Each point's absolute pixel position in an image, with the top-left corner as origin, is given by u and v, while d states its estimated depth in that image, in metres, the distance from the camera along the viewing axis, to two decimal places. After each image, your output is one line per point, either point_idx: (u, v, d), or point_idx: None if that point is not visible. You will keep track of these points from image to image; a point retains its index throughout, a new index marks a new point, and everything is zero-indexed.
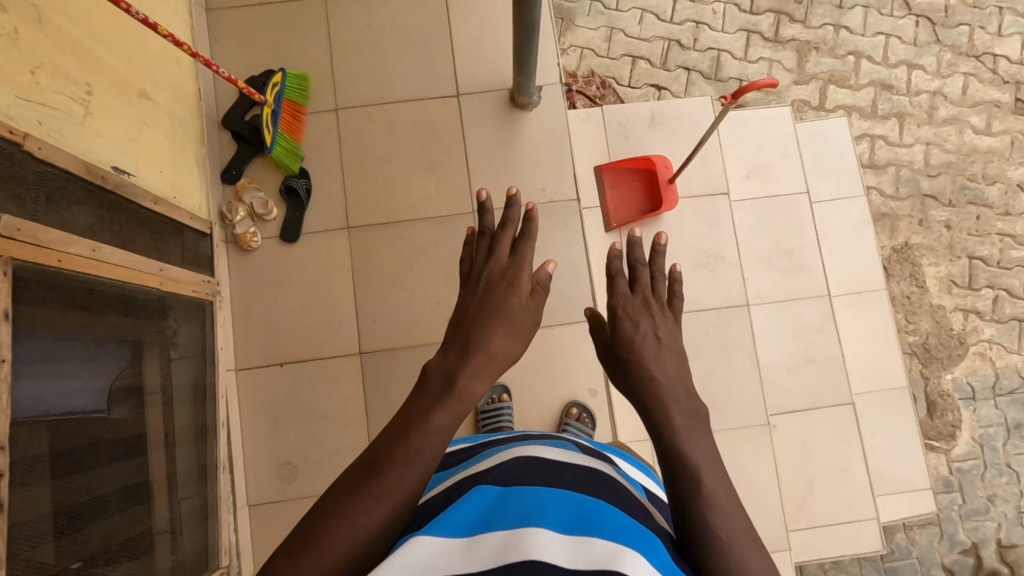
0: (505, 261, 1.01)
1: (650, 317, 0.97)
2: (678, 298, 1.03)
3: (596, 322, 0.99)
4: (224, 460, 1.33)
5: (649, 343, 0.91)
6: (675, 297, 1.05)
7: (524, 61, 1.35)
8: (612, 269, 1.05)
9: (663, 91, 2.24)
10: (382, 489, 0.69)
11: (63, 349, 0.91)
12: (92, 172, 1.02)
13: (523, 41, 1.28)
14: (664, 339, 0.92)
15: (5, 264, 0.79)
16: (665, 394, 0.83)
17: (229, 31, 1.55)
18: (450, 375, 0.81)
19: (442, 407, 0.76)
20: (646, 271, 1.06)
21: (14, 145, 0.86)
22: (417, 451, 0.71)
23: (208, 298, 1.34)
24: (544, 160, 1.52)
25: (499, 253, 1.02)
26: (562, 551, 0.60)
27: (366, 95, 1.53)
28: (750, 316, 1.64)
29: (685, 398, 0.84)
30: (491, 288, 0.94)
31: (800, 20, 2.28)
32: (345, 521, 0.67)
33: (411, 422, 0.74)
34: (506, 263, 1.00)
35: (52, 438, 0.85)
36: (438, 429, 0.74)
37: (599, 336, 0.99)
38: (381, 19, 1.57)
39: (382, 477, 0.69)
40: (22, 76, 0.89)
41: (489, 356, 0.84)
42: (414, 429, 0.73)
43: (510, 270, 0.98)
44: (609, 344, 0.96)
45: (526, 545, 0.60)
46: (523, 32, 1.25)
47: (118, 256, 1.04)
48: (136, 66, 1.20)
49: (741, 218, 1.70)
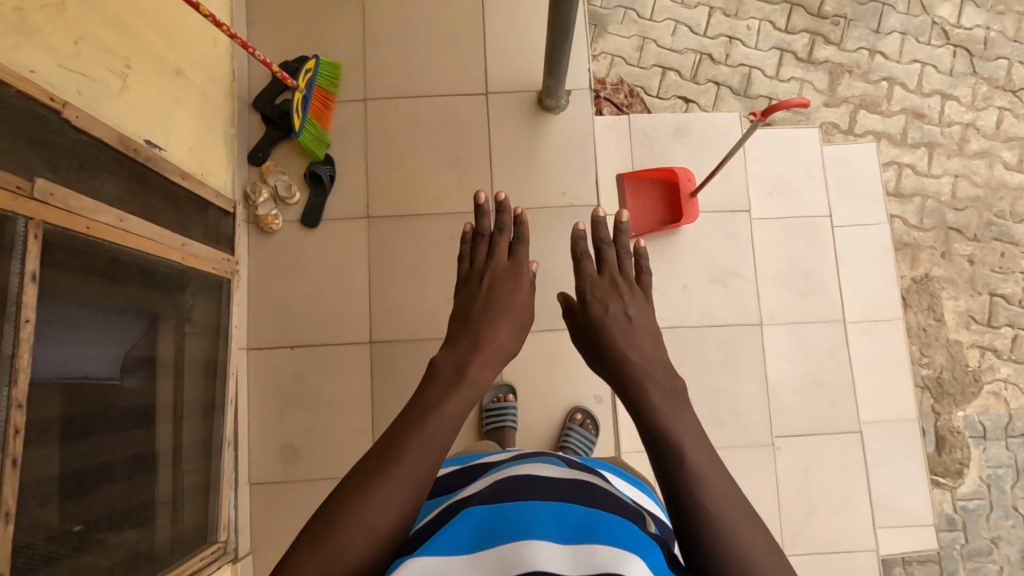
0: (507, 262, 1.13)
1: (620, 297, 1.05)
2: (644, 275, 1.13)
3: (573, 306, 1.07)
4: (230, 437, 1.35)
5: (619, 321, 1.00)
6: (642, 273, 1.15)
7: (556, 64, 1.35)
8: (579, 253, 1.15)
9: (690, 104, 2.23)
10: (396, 474, 0.71)
11: (84, 314, 0.93)
12: (126, 144, 1.04)
13: (556, 43, 1.28)
14: (634, 316, 1.01)
15: (36, 228, 0.81)
16: (638, 366, 0.90)
17: (266, 15, 1.57)
18: (461, 365, 0.87)
19: (453, 394, 0.81)
20: (612, 251, 1.15)
21: (53, 112, 0.88)
22: (429, 438, 0.74)
23: (226, 276, 1.36)
24: (567, 164, 1.52)
25: (498, 255, 1.14)
26: (562, 560, 0.61)
27: (395, 88, 1.55)
28: (763, 337, 1.63)
29: (657, 367, 0.90)
30: (488, 289, 1.05)
31: (835, 42, 2.26)
32: (364, 506, 0.69)
33: (428, 406, 0.79)
34: (507, 264, 1.12)
35: (68, 401, 0.87)
36: (450, 416, 0.78)
37: (575, 320, 1.07)
38: (417, 13, 1.58)
39: (398, 462, 0.72)
40: (66, 46, 0.91)
41: (495, 349, 0.93)
42: (429, 415, 0.77)
43: (504, 272, 1.10)
44: (584, 326, 1.03)
45: (526, 556, 0.60)
46: (558, 34, 1.25)
47: (144, 228, 1.06)
48: (174, 43, 1.22)
49: (760, 237, 1.69)
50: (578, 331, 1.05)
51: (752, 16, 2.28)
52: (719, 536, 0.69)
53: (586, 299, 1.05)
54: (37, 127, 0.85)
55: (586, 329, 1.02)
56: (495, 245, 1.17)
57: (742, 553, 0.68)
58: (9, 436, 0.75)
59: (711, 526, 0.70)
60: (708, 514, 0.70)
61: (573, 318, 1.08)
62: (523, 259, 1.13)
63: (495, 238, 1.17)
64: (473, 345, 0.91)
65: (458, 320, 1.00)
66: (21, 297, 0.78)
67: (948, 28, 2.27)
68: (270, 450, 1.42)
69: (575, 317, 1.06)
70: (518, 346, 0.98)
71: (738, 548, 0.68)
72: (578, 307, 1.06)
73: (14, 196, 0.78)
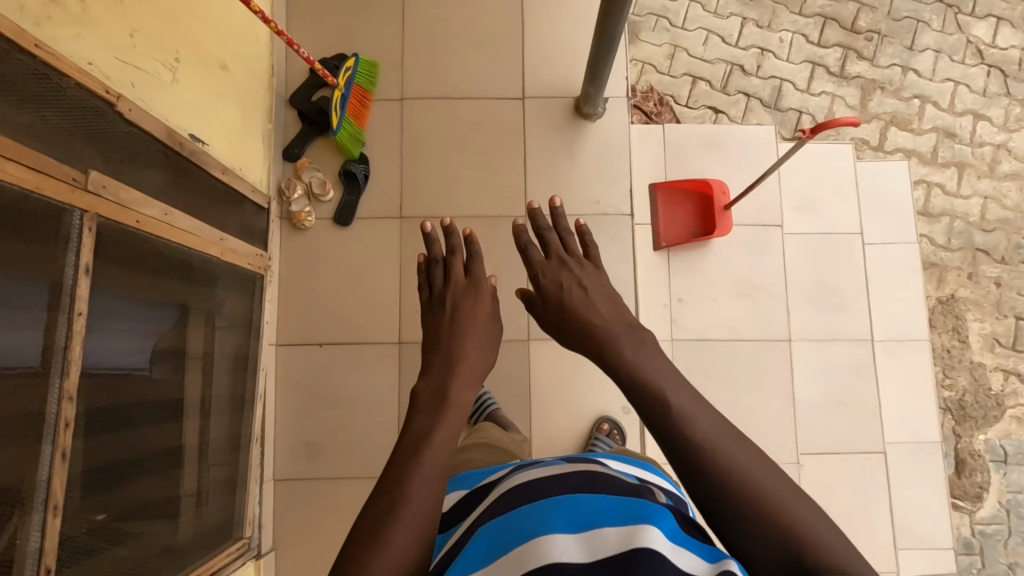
0: (465, 280, 1.14)
1: (572, 272, 1.08)
2: (590, 246, 1.12)
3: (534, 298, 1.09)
4: (257, 433, 1.35)
5: (578, 297, 1.03)
6: (589, 246, 1.14)
7: (597, 71, 1.34)
8: (522, 244, 1.14)
9: (720, 114, 2.22)
10: (403, 513, 0.70)
11: (129, 307, 0.93)
12: (173, 138, 1.04)
13: (600, 51, 1.27)
14: (590, 287, 1.04)
15: (90, 222, 0.81)
16: (604, 333, 0.94)
17: (305, 12, 1.57)
18: (440, 391, 0.89)
19: (438, 420, 0.83)
20: (554, 235, 1.15)
21: (107, 105, 0.88)
22: (426, 467, 0.75)
23: (259, 271, 1.36)
24: (602, 172, 1.52)
25: (455, 278, 1.15)
26: (578, 548, 0.62)
27: (432, 89, 1.54)
28: (791, 353, 1.62)
29: (619, 328, 0.95)
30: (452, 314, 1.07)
31: (868, 57, 2.25)
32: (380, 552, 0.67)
33: (417, 438, 0.80)
34: (465, 283, 1.13)
35: (113, 393, 0.87)
36: (439, 443, 0.79)
37: (537, 307, 1.08)
38: (456, 14, 1.57)
39: (402, 498, 0.71)
40: (122, 39, 0.91)
41: (470, 367, 0.95)
42: (419, 451, 0.77)
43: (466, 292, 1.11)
44: (549, 310, 1.05)
45: (544, 550, 0.61)
46: (602, 43, 1.24)
47: (187, 222, 1.06)
48: (219, 38, 1.22)
49: (791, 252, 1.67)
50: (543, 315, 1.07)
51: (786, 28, 2.27)
52: (727, 472, 0.68)
53: (541, 286, 1.07)
54: (91, 119, 0.85)
55: (550, 312, 1.05)
56: (451, 269, 1.18)
57: (751, 482, 0.67)
58: (59, 428, 0.75)
59: (715, 464, 0.69)
60: (709, 451, 0.70)
61: (535, 305, 1.09)
62: (480, 275, 1.15)
63: (448, 254, 1.18)
64: (447, 370, 0.93)
65: (428, 346, 1.02)
66: (74, 290, 0.78)
67: (982, 48, 2.25)
68: (295, 447, 1.42)
69: (537, 303, 1.08)
70: (491, 359, 1.00)
71: (747, 479, 0.67)
72: (535, 296, 1.08)
73: (71, 189, 0.78)
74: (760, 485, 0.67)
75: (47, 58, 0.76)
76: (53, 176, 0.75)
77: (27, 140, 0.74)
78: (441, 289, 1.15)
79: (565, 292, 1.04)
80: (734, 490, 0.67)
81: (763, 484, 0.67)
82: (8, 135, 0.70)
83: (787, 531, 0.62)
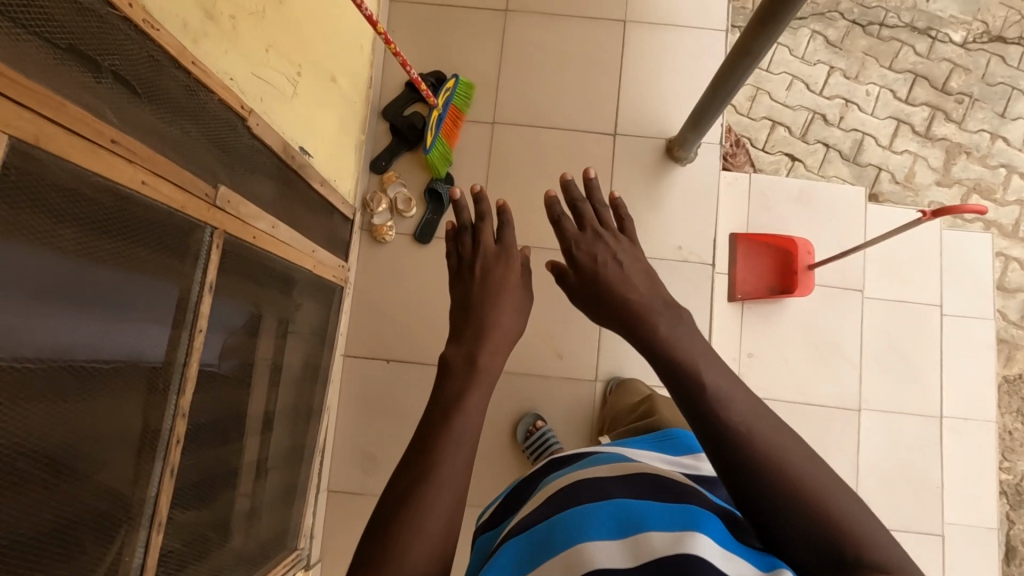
0: (493, 247, 1.05)
1: (607, 245, 0.99)
2: (626, 220, 1.03)
3: (567, 270, 0.99)
4: (320, 444, 1.35)
5: (613, 270, 0.94)
6: (623, 219, 1.05)
7: (701, 122, 1.32)
8: (554, 215, 1.04)
9: (797, 163, 2.18)
10: (441, 479, 0.65)
11: (235, 320, 0.93)
12: (287, 151, 1.04)
13: (710, 104, 1.25)
14: (625, 260, 0.95)
15: (219, 239, 0.81)
16: (641, 306, 0.86)
17: (406, 25, 1.57)
18: (470, 356, 0.83)
19: (472, 385, 0.77)
20: (588, 207, 1.04)
21: (240, 120, 0.88)
22: (461, 433, 0.70)
23: (340, 283, 1.36)
24: (687, 218, 1.50)
25: (484, 245, 1.06)
26: (619, 554, 0.60)
27: (524, 115, 1.53)
28: (858, 422, 1.57)
29: (659, 304, 0.86)
30: (487, 282, 0.98)
31: (957, 120, 2.19)
32: (416, 521, 0.62)
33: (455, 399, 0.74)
34: (496, 249, 1.05)
35: (215, 407, 0.87)
36: (474, 407, 0.74)
37: (568, 280, 0.98)
38: (556, 41, 1.56)
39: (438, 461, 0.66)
40: (258, 53, 0.92)
41: (502, 331, 0.90)
42: (452, 413, 0.72)
43: (498, 258, 1.03)
44: (583, 284, 0.95)
45: (585, 558, 0.60)
46: (714, 97, 1.22)
47: (289, 235, 1.06)
48: (332, 49, 1.23)
49: (869, 317, 1.63)
50: (576, 288, 0.97)
51: (873, 81, 2.22)
52: (764, 458, 0.61)
53: (574, 257, 0.98)
54: (226, 134, 0.86)
55: (585, 286, 0.95)
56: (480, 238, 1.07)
57: (788, 467, 0.60)
58: (171, 445, 0.75)
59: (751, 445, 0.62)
60: (747, 433, 0.63)
61: (567, 278, 0.98)
62: (512, 243, 1.06)
63: (480, 217, 1.08)
64: (477, 336, 0.86)
65: (457, 315, 0.94)
66: (197, 306, 0.78)
67: None
68: (353, 460, 1.41)
69: (569, 277, 0.98)
70: (522, 325, 0.94)
71: (784, 464, 0.61)
72: (568, 270, 0.98)
73: (206, 206, 0.78)
74: (798, 471, 0.60)
75: (200, 75, 0.77)
76: (192, 194, 0.75)
77: (175, 157, 0.74)
78: (471, 256, 1.06)
79: (600, 266, 0.95)
80: (771, 478, 0.60)
81: (801, 470, 0.60)
82: (161, 153, 0.71)
83: (827, 520, 0.57)
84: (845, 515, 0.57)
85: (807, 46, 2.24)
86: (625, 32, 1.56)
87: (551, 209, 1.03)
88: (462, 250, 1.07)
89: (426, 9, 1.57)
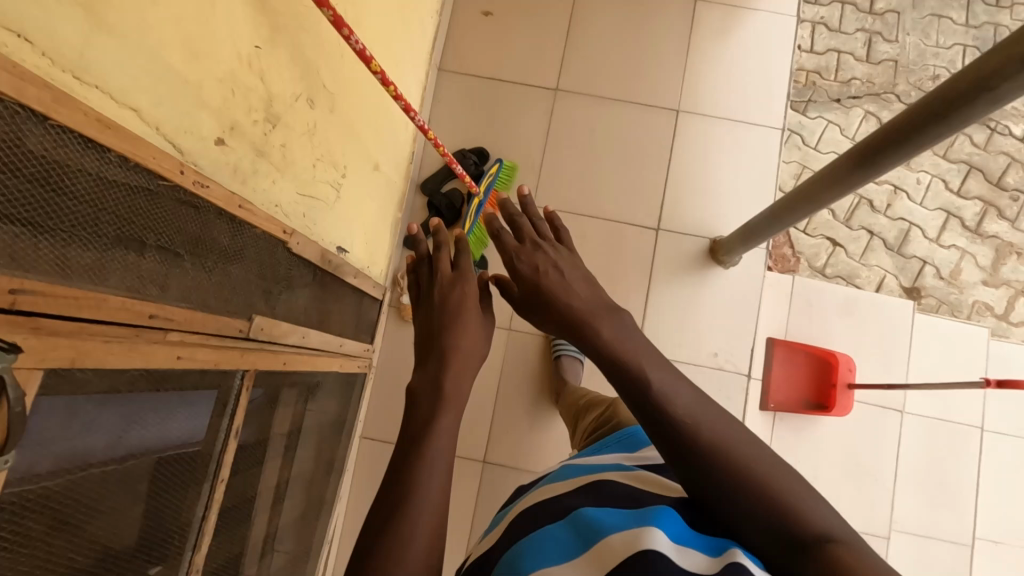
0: (450, 272, 0.89)
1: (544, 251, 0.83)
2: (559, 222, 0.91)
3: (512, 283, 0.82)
4: (329, 532, 1.31)
5: (556, 278, 0.78)
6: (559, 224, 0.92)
7: (751, 235, 1.26)
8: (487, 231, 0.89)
9: (838, 248, 2.11)
10: (422, 503, 0.57)
11: (258, 446, 0.89)
12: (325, 258, 1.00)
13: (766, 225, 1.19)
14: (566, 265, 0.80)
15: (248, 380, 0.77)
16: (584, 311, 0.73)
17: (453, 97, 1.53)
18: (437, 378, 0.71)
19: (445, 409, 0.67)
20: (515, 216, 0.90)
21: (281, 244, 0.84)
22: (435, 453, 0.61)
23: (364, 367, 1.32)
24: (724, 323, 1.45)
25: (435, 271, 0.90)
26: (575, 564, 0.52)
27: (566, 201, 1.49)
28: (887, 547, 1.50)
29: (604, 312, 0.73)
30: (442, 311, 0.83)
31: (1010, 218, 2.11)
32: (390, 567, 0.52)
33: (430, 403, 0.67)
34: (450, 276, 0.89)
35: (229, 544, 0.83)
36: (449, 425, 0.65)
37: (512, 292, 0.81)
38: (605, 126, 1.51)
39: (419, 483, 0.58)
40: (306, 170, 0.88)
41: (469, 353, 0.78)
42: (422, 433, 0.64)
43: (448, 285, 0.87)
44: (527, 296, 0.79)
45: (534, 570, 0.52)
46: (772, 221, 1.16)
47: (318, 341, 1.03)
48: (378, 136, 1.19)
49: (907, 435, 1.56)
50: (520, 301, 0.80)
51: (925, 169, 2.14)
52: (723, 463, 0.57)
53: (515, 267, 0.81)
54: (265, 261, 0.82)
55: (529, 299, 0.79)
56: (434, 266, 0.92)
57: (751, 473, 0.56)
58: None
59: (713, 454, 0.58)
60: (702, 439, 0.59)
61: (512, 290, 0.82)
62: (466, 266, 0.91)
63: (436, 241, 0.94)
64: (444, 355, 0.75)
65: (421, 345, 0.81)
66: (221, 456, 0.75)
67: None
68: None
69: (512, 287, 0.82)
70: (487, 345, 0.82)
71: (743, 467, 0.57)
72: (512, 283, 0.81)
73: (239, 350, 0.75)
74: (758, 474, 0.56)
75: (245, 216, 0.73)
76: (222, 339, 0.72)
77: (211, 304, 0.71)
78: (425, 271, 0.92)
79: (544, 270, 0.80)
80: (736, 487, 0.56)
81: (759, 469, 0.57)
82: (197, 307, 0.68)
83: (789, 515, 0.54)
84: (808, 514, 0.54)
85: (859, 127, 2.17)
86: (678, 122, 1.51)
87: (490, 222, 0.86)
88: (417, 283, 0.93)
89: (475, 82, 1.53)
